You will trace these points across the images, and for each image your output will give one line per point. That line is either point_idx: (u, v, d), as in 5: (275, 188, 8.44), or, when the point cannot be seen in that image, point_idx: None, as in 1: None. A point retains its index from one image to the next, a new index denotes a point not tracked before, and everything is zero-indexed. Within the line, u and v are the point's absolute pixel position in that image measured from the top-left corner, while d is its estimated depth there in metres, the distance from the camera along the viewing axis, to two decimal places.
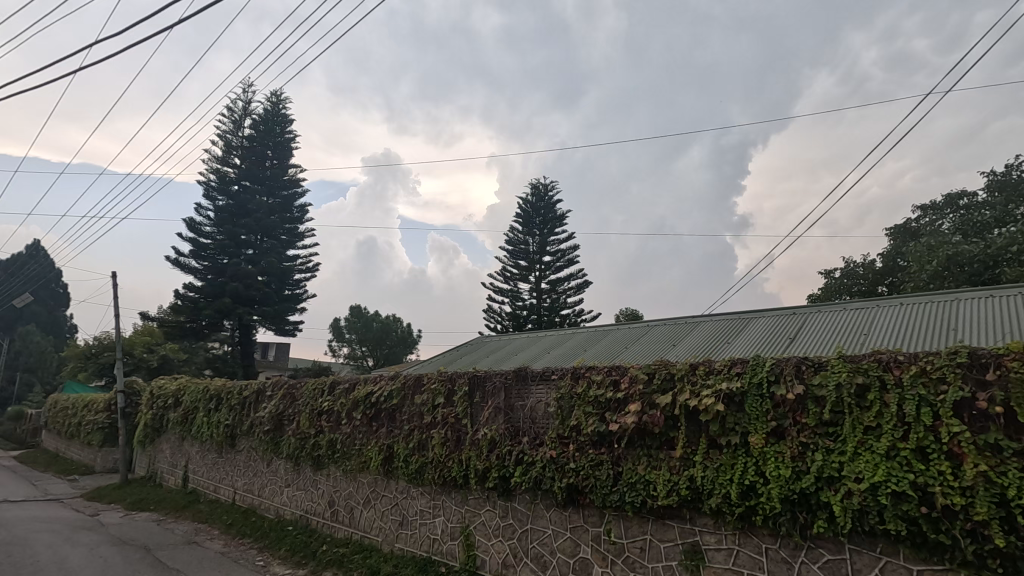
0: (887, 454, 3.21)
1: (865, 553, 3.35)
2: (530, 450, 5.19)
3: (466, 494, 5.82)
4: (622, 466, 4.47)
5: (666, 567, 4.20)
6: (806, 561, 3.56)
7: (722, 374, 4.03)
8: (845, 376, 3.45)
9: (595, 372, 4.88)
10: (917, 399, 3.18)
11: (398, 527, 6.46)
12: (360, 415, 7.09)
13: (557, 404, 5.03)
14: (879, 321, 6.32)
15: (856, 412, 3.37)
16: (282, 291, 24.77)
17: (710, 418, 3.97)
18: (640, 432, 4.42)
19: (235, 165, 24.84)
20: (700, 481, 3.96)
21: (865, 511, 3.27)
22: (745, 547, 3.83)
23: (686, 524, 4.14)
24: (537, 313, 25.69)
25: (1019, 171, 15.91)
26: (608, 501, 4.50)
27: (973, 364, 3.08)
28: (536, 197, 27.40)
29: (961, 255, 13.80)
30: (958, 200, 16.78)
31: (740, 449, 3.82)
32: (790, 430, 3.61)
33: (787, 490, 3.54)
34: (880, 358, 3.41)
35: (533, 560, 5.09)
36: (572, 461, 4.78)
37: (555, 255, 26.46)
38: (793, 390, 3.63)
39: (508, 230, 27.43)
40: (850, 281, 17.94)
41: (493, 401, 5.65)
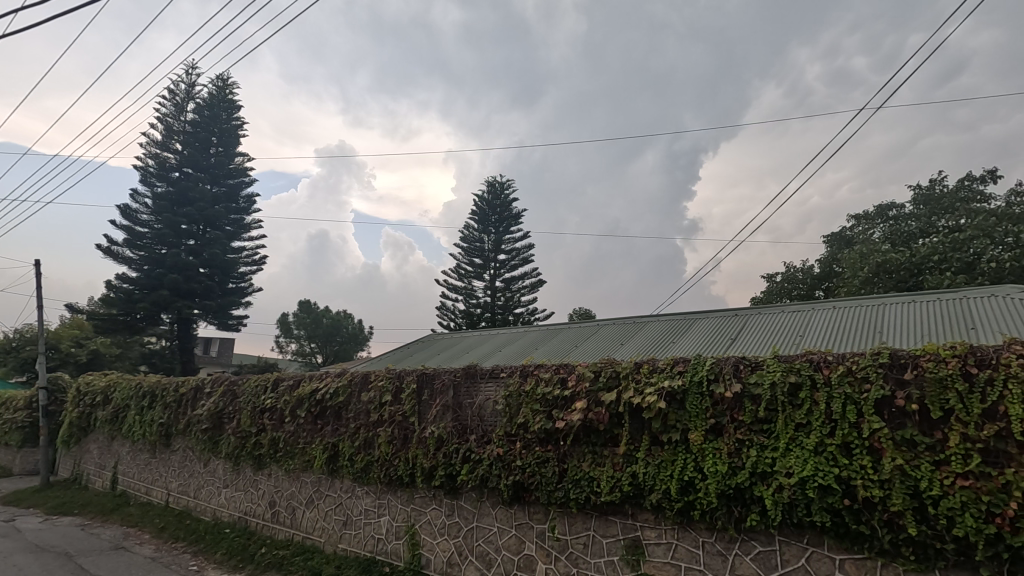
0: (815, 449, 3.37)
1: (793, 544, 3.51)
2: (477, 448, 5.17)
3: (411, 493, 5.76)
4: (567, 463, 4.53)
5: (608, 562, 4.27)
6: (740, 552, 3.69)
7: (665, 373, 4.14)
8: (780, 375, 3.59)
9: (544, 370, 4.91)
10: (843, 397, 3.34)
11: (342, 528, 6.32)
12: (304, 413, 6.87)
13: (505, 402, 5.03)
14: (814, 323, 6.66)
15: (789, 410, 3.52)
16: (225, 284, 23.78)
17: (652, 416, 4.07)
18: (585, 429, 4.48)
19: (176, 151, 23.61)
20: (642, 477, 4.05)
21: (794, 504, 3.43)
22: (683, 541, 3.94)
23: (628, 519, 4.23)
24: (491, 311, 25.66)
25: (942, 186, 17.03)
26: (553, 498, 4.55)
27: (893, 364, 3.27)
28: (492, 195, 27.37)
29: (889, 262, 14.67)
30: (887, 212, 17.74)
31: (681, 446, 3.94)
32: (727, 427, 3.74)
33: (723, 486, 3.67)
34: (811, 358, 3.58)
35: (478, 558, 5.07)
36: (519, 458, 4.80)
37: (510, 254, 26.52)
38: (731, 388, 3.75)
39: (463, 228, 27.25)
40: (789, 285, 18.81)
41: (442, 399, 5.60)
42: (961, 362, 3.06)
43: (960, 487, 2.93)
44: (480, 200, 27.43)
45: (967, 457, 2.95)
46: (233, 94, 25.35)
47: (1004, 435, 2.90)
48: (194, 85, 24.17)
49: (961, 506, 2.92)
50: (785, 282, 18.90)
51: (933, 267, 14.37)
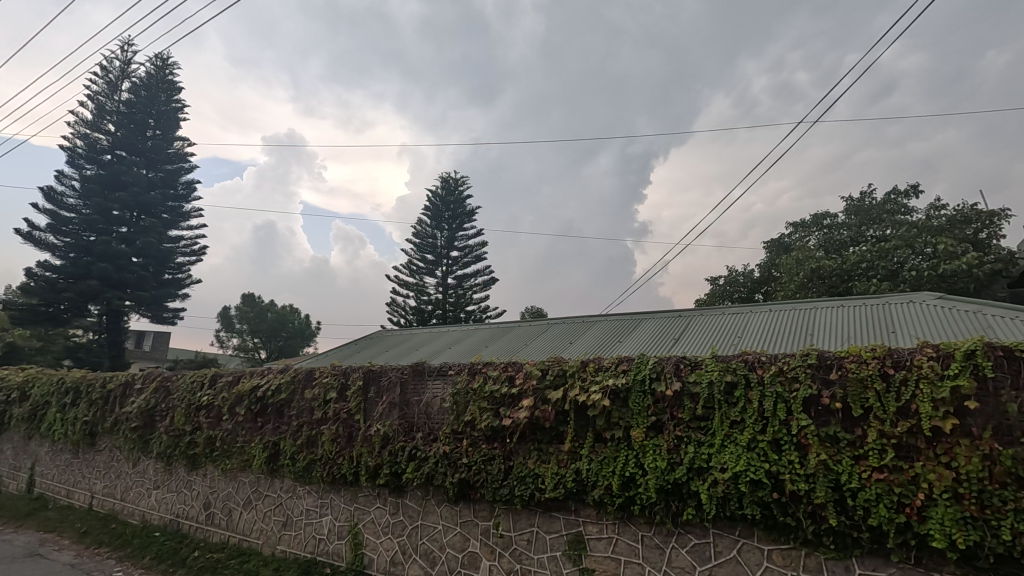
0: (747, 446, 3.53)
1: (725, 536, 3.66)
2: (423, 446, 5.13)
3: (355, 492, 5.65)
4: (513, 460, 4.57)
5: (550, 558, 4.33)
6: (676, 545, 3.82)
7: (610, 371, 4.23)
8: (717, 374, 3.73)
9: (492, 368, 4.92)
10: (775, 396, 3.51)
11: (281, 528, 6.13)
12: (243, 411, 6.61)
13: (452, 399, 5.01)
14: (752, 324, 6.96)
15: (725, 408, 3.67)
16: (160, 275, 22.57)
17: (596, 413, 4.15)
18: (531, 427, 4.52)
19: (108, 132, 22.22)
20: (585, 473, 4.12)
21: (727, 498, 3.58)
22: (624, 535, 4.04)
23: (571, 515, 4.30)
24: (443, 308, 25.48)
25: (871, 198, 18.11)
26: (498, 495, 4.57)
27: (820, 365, 3.46)
28: (446, 191, 27.18)
29: (823, 268, 15.53)
30: (822, 221, 18.75)
31: (623, 442, 4.03)
32: (668, 424, 3.87)
33: (662, 481, 3.79)
34: (746, 359, 3.74)
35: (422, 556, 5.03)
36: (465, 456, 4.79)
37: (463, 252, 26.40)
38: (672, 387, 3.87)
39: (416, 223, 26.93)
40: (731, 288, 19.62)
41: (388, 397, 5.51)
42: (880, 363, 3.28)
43: (876, 480, 3.13)
44: (434, 195, 27.16)
45: (883, 452, 3.16)
46: (173, 75, 24.06)
47: (914, 431, 3.12)
48: (130, 63, 22.81)
49: (876, 498, 3.12)
50: (728, 285, 19.67)
51: (861, 274, 15.29)
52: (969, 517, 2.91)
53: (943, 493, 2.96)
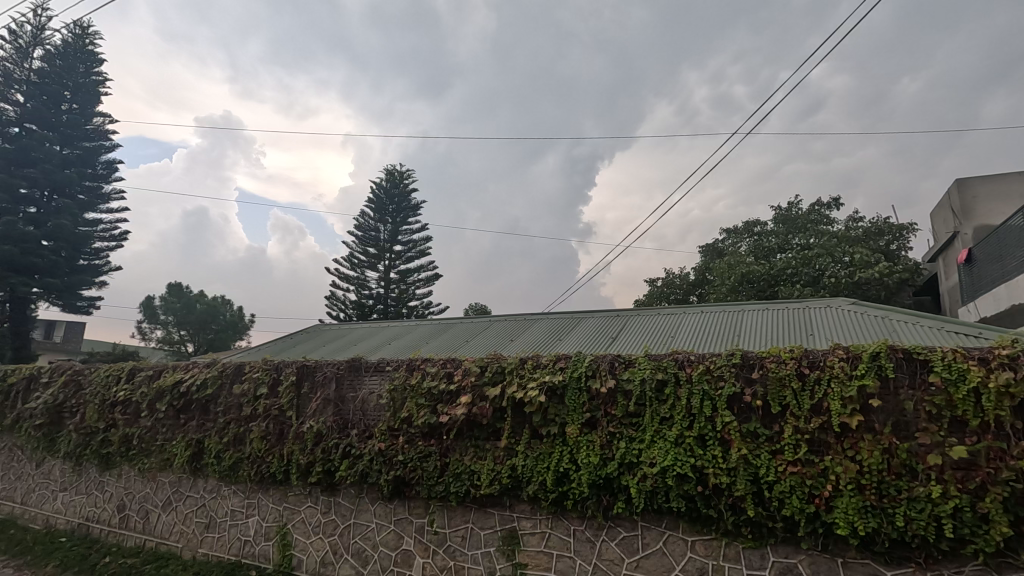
0: (675, 441, 3.67)
1: (652, 528, 3.80)
2: (358, 443, 5.02)
3: (285, 491, 5.46)
4: (449, 457, 4.56)
5: (484, 554, 4.35)
6: (606, 538, 3.93)
7: (547, 368, 4.29)
8: (649, 372, 3.87)
9: (431, 364, 4.87)
10: (702, 393, 3.68)
11: (203, 530, 5.84)
12: (165, 407, 6.23)
13: (389, 396, 4.93)
14: (684, 326, 7.24)
15: (655, 405, 3.81)
16: (74, 261, 20.89)
17: (533, 410, 4.20)
18: (468, 424, 4.53)
19: (16, 102, 20.35)
20: (520, 469, 4.17)
21: (655, 492, 3.72)
22: (556, 530, 4.11)
23: (506, 510, 4.34)
24: (384, 303, 25.01)
25: (798, 208, 19.25)
26: (433, 492, 4.55)
27: (744, 364, 3.64)
28: (391, 183, 26.69)
29: (752, 273, 16.36)
30: (753, 228, 19.72)
31: (558, 439, 4.11)
32: (601, 420, 3.97)
33: (594, 476, 3.89)
34: (677, 358, 3.89)
35: (354, 556, 4.92)
36: (401, 453, 4.73)
37: (406, 246, 25.99)
38: (606, 384, 3.97)
39: (359, 215, 26.27)
40: (668, 289, 20.33)
41: (323, 393, 5.35)
42: (796, 363, 3.49)
43: (790, 473, 3.33)
44: (378, 187, 26.60)
45: (797, 446, 3.37)
46: (95, 45, 22.28)
47: (825, 427, 3.35)
48: (43, 28, 20.97)
49: (790, 489, 3.32)
50: (665, 286, 20.37)
51: (786, 279, 16.23)
52: (870, 506, 3.14)
53: (848, 484, 3.19)
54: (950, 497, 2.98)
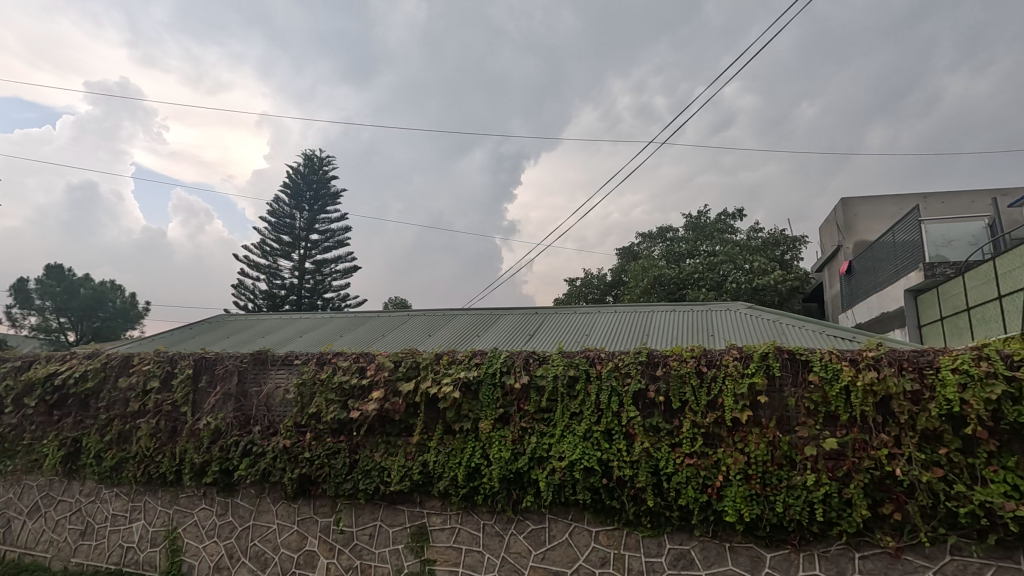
0: (584, 435, 3.80)
1: (559, 520, 3.90)
2: (260, 440, 4.75)
3: (176, 493, 5.08)
4: (359, 454, 4.43)
5: (392, 551, 4.26)
6: (515, 532, 3.99)
7: (463, 364, 4.28)
8: (561, 369, 3.96)
9: (343, 358, 4.71)
10: (610, 389, 3.83)
11: (78, 538, 5.30)
12: (35, 402, 5.58)
13: (297, 391, 4.71)
14: (599, 325, 7.48)
15: (566, 401, 3.91)
16: None
17: (447, 406, 4.18)
18: (380, 419, 4.44)
19: None
20: (432, 465, 4.14)
21: (563, 486, 3.83)
22: (466, 525, 4.12)
23: (416, 507, 4.29)
24: (297, 294, 23.87)
25: (706, 217, 20.48)
26: (341, 490, 4.41)
27: (649, 362, 3.83)
28: (309, 168, 25.49)
29: (663, 276, 17.23)
30: (666, 234, 20.75)
31: (471, 434, 4.12)
32: (514, 416, 4.02)
33: (505, 471, 3.93)
34: (588, 354, 4.01)
35: (252, 559, 4.66)
36: (307, 450, 4.54)
37: (324, 235, 24.95)
38: (520, 380, 4.03)
39: (273, 200, 24.85)
40: (586, 289, 20.95)
41: (223, 387, 5.01)
42: (696, 362, 3.71)
43: (686, 465, 3.55)
44: (295, 172, 25.33)
45: (693, 439, 3.59)
46: None
47: (719, 421, 3.59)
48: None
49: (686, 480, 3.54)
50: (583, 285, 20.97)
51: (694, 283, 17.24)
52: (754, 494, 3.41)
53: (737, 474, 3.45)
54: (822, 484, 3.29)
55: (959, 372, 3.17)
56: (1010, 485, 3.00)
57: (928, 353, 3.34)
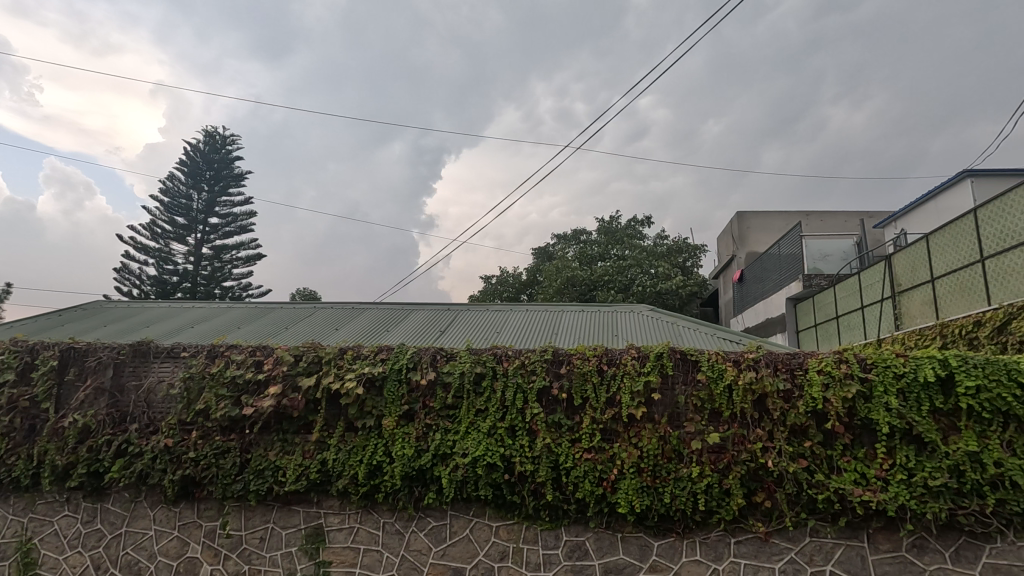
0: (488, 432, 3.83)
1: (461, 516, 3.91)
2: (137, 440, 4.34)
3: (32, 499, 4.53)
4: (251, 453, 4.18)
5: (284, 555, 4.06)
6: (415, 529, 3.94)
7: (368, 360, 4.16)
8: (468, 365, 3.97)
9: (237, 351, 4.42)
10: (515, 386, 3.89)
11: None
12: None
13: (183, 385, 4.36)
14: (510, 323, 7.56)
15: (472, 397, 3.93)
16: None
17: (350, 402, 4.05)
18: (277, 416, 4.22)
19: None
20: (331, 464, 3.99)
21: (465, 482, 3.84)
22: (365, 524, 4.02)
23: (312, 507, 4.12)
24: (191, 281, 22.07)
25: (617, 222, 21.34)
26: (229, 491, 4.14)
27: (554, 360, 3.93)
28: (210, 146, 23.63)
29: (575, 277, 17.76)
30: (579, 236, 21.38)
31: (374, 431, 4.02)
32: (419, 412, 3.97)
33: (408, 468, 3.88)
34: (496, 352, 4.05)
35: (123, 569, 4.25)
36: (192, 450, 4.22)
37: (225, 219, 23.26)
38: (426, 376, 3.99)
39: (167, 178, 22.78)
40: (501, 287, 21.12)
41: (95, 381, 4.52)
42: (598, 360, 3.86)
43: (584, 459, 3.69)
44: (193, 149, 23.38)
45: (592, 435, 3.73)
46: None
47: (616, 417, 3.76)
48: None
49: (583, 474, 3.67)
50: (498, 284, 21.12)
51: (603, 285, 17.91)
52: (645, 486, 3.61)
53: (630, 467, 3.63)
54: (704, 476, 3.55)
55: (823, 373, 3.54)
56: (859, 473, 3.39)
57: (799, 355, 3.70)
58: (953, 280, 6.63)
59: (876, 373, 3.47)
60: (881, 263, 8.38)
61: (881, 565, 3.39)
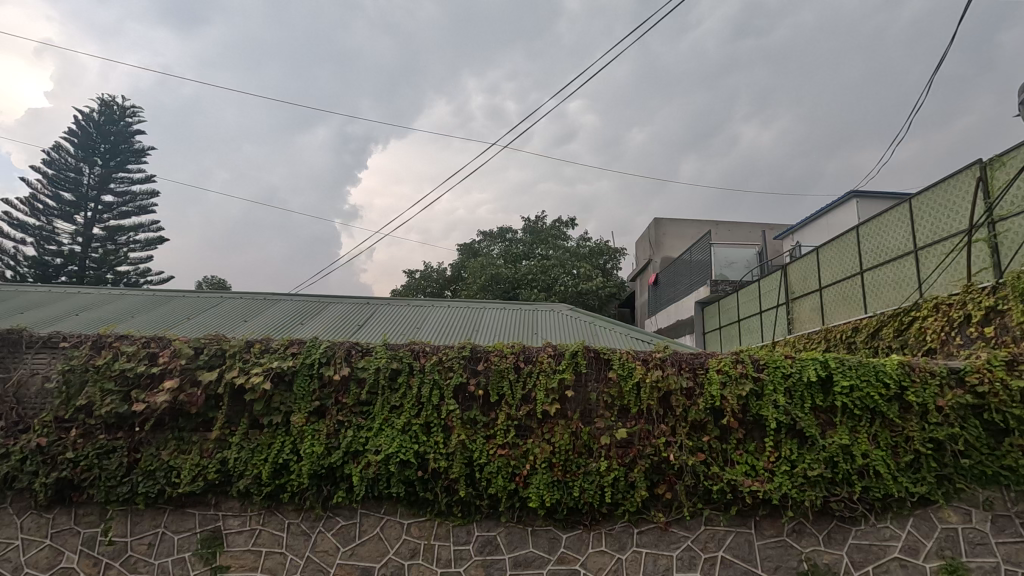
0: (402, 428, 3.78)
1: (371, 515, 3.83)
2: (3, 439, 3.88)
3: None
4: (141, 452, 3.86)
5: (175, 561, 3.78)
6: (323, 529, 3.81)
7: (277, 353, 3.96)
8: (384, 361, 3.89)
9: (128, 342, 4.06)
10: (432, 382, 3.86)
11: None
12: None
13: (62, 379, 3.94)
14: (430, 319, 7.49)
15: (387, 393, 3.85)
16: None
17: (255, 398, 3.85)
18: (172, 413, 3.92)
19: None
20: (232, 463, 3.77)
21: (377, 479, 3.76)
22: (268, 526, 3.83)
23: (209, 509, 3.87)
24: (79, 264, 20.01)
25: (543, 222, 21.69)
26: (113, 494, 3.81)
27: (472, 357, 3.94)
28: (105, 116, 21.48)
29: (499, 274, 17.87)
30: (505, 234, 21.52)
31: (281, 428, 3.84)
32: (331, 409, 3.84)
33: (316, 466, 3.75)
34: (413, 348, 4.00)
35: None
36: (70, 450, 3.83)
37: (121, 197, 21.27)
38: (340, 371, 3.86)
39: (52, 148, 20.48)
40: (424, 282, 20.87)
41: None
42: (515, 357, 3.91)
43: (498, 455, 3.73)
44: (86, 119, 21.17)
45: (506, 431, 3.78)
46: None
47: (531, 413, 3.84)
48: None
49: (497, 470, 3.72)
50: (422, 279, 20.85)
51: (527, 283, 18.17)
52: (556, 481, 3.71)
53: (542, 463, 3.72)
54: (612, 470, 3.70)
55: (722, 372, 3.80)
56: (749, 465, 3.68)
57: (701, 355, 3.94)
58: (837, 289, 7.34)
59: (767, 373, 3.77)
60: (778, 272, 9.10)
61: (766, 549, 3.69)
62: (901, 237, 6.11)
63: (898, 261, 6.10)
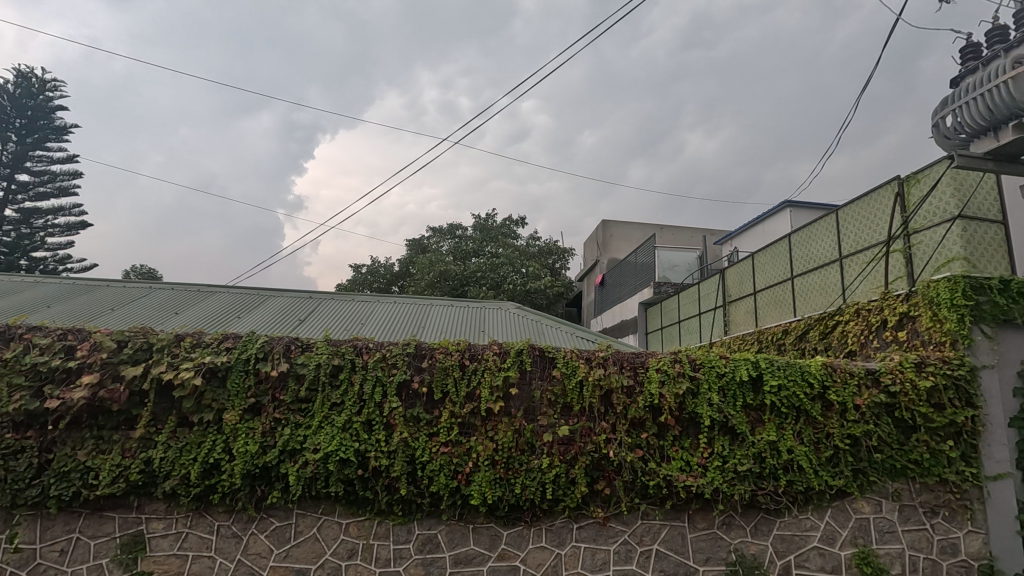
0: (342, 426, 3.69)
1: (308, 515, 3.72)
2: None
3: None
4: (54, 453, 3.59)
5: (92, 568, 3.55)
6: (255, 531, 3.67)
7: (210, 348, 3.78)
8: (325, 357, 3.78)
9: (42, 334, 3.77)
10: (374, 379, 3.79)
11: None
12: None
13: None
14: (375, 314, 7.34)
15: (327, 390, 3.75)
16: None
17: (184, 394, 3.66)
18: (91, 410, 3.67)
19: None
20: (157, 463, 3.57)
21: (315, 479, 3.66)
22: (196, 528, 3.65)
23: (131, 513, 3.65)
24: None
25: (493, 220, 21.68)
26: (21, 498, 3.53)
27: (416, 354, 3.90)
28: (21, 88, 19.76)
29: (448, 271, 17.73)
30: (454, 231, 21.35)
31: (212, 426, 3.67)
32: (267, 406, 3.70)
33: (249, 465, 3.60)
34: (355, 344, 3.91)
35: None
36: None
37: (38, 177, 19.65)
38: (278, 367, 3.73)
39: None
40: (371, 277, 20.43)
41: None
42: (460, 355, 3.90)
43: (440, 453, 3.70)
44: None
45: (450, 428, 3.76)
46: None
47: (475, 411, 3.83)
48: None
49: (439, 468, 3.69)
50: (368, 274, 20.40)
51: (476, 281, 18.12)
52: (498, 478, 3.72)
53: (485, 460, 3.72)
54: (553, 466, 3.75)
55: (661, 371, 3.93)
56: (684, 461, 3.81)
57: (641, 354, 4.05)
58: (770, 293, 7.73)
59: (703, 372, 3.93)
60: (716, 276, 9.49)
61: (698, 542, 3.84)
62: (828, 245, 6.49)
63: (824, 268, 6.50)
